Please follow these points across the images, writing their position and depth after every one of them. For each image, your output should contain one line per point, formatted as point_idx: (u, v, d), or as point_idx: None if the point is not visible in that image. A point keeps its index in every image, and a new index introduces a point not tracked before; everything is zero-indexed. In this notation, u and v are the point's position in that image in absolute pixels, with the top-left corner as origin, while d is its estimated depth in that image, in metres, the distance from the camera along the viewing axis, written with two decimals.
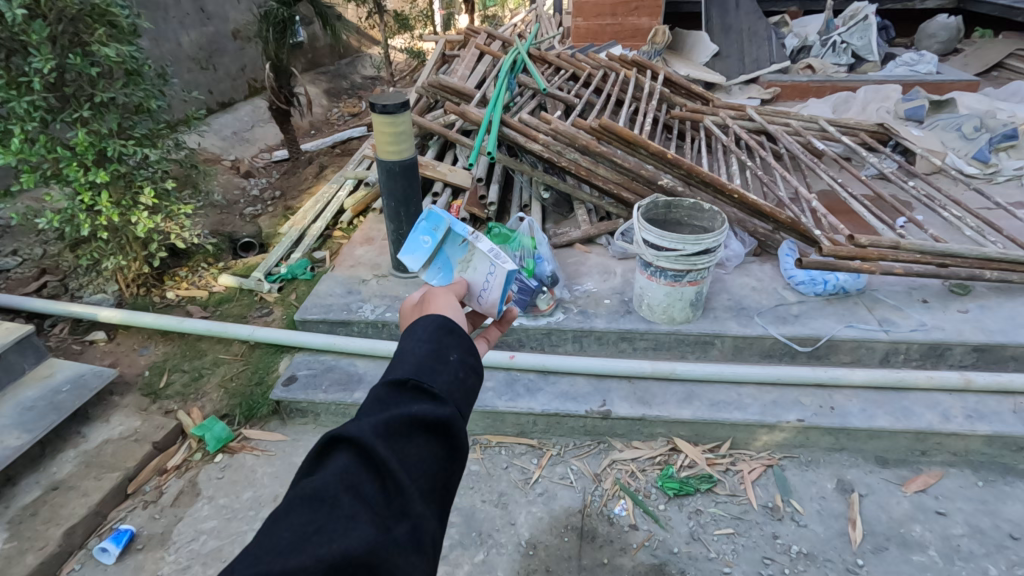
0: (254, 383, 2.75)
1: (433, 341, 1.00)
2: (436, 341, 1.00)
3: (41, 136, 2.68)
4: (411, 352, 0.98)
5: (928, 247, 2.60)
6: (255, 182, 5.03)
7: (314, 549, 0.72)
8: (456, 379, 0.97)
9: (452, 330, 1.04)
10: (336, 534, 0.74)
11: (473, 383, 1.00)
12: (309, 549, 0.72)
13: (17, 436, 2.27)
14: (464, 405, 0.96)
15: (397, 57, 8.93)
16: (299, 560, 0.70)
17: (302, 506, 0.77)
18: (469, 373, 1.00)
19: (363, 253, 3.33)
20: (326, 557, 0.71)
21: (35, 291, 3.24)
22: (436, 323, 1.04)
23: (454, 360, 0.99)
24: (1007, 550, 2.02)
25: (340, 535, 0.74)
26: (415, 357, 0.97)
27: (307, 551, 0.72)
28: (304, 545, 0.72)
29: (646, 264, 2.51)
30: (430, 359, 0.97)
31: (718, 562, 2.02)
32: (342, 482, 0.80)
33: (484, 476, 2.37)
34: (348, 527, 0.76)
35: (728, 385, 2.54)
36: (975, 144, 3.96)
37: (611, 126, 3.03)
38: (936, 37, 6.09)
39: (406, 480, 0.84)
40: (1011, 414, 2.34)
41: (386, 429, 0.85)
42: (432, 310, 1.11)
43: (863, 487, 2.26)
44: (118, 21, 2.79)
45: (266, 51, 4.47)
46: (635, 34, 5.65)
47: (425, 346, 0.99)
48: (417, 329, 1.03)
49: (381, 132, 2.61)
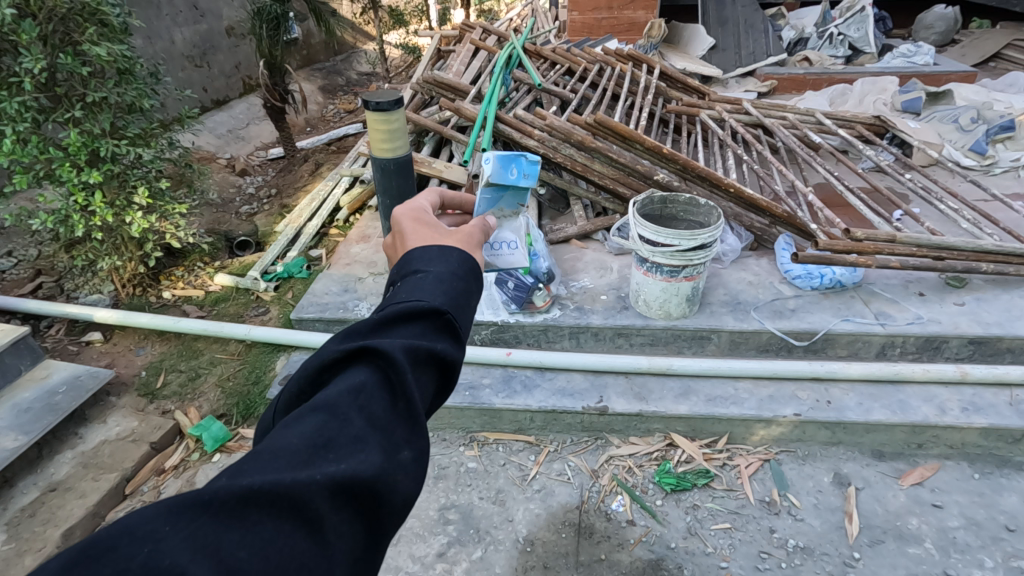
0: (252, 381, 2.75)
1: (467, 274, 0.97)
2: (470, 274, 0.97)
3: (33, 136, 2.66)
4: (443, 280, 0.92)
5: (924, 239, 2.59)
6: (251, 180, 5.02)
7: (322, 466, 0.67)
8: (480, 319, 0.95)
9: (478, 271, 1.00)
10: (343, 455, 0.69)
11: None
12: (316, 465, 0.67)
13: (13, 438, 2.26)
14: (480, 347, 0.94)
15: (391, 52, 8.88)
16: (309, 472, 0.65)
17: (314, 417, 0.72)
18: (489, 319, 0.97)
19: (360, 251, 3.33)
20: (337, 474, 0.66)
21: (30, 291, 3.24)
22: (468, 262, 0.99)
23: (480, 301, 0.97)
24: (1003, 542, 2.03)
25: (348, 455, 0.69)
26: (444, 281, 0.92)
27: (313, 467, 0.67)
28: (311, 461, 0.67)
29: (642, 260, 2.50)
30: (459, 289, 0.92)
31: (715, 556, 2.03)
32: (354, 402, 0.75)
33: (481, 473, 2.37)
34: (357, 447, 0.70)
35: (725, 380, 2.54)
36: (972, 135, 3.95)
37: (605, 122, 3.01)
38: (933, 28, 6.05)
39: (419, 406, 0.78)
40: (1007, 406, 2.34)
41: (410, 352, 0.80)
42: (450, 242, 1.03)
43: (860, 481, 2.27)
44: (109, 19, 2.78)
45: (260, 49, 4.42)
46: (631, 28, 5.63)
47: (461, 275, 0.96)
48: (445, 258, 0.97)
49: (375, 129, 2.57)
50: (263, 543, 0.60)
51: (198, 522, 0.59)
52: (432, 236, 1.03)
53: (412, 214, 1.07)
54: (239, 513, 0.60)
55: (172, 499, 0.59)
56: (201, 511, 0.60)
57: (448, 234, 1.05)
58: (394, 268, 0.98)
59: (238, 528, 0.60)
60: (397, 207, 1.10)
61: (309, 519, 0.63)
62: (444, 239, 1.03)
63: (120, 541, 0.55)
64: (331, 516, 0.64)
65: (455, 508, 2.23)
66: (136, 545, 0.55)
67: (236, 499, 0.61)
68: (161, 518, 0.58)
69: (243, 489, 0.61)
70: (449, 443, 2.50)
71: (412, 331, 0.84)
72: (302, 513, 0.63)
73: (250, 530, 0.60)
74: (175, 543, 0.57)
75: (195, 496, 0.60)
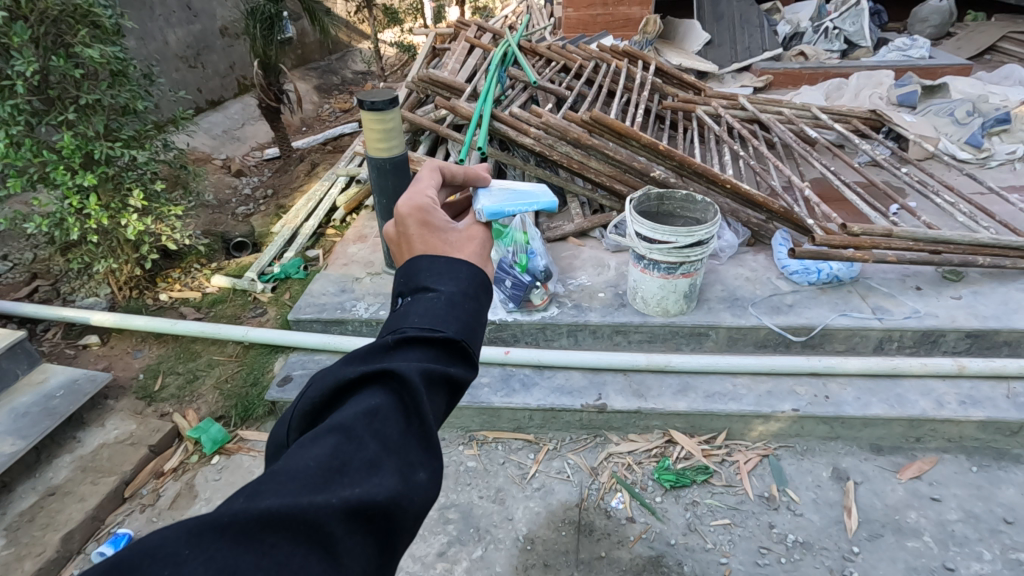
0: (250, 383, 2.75)
1: (477, 294, 0.93)
2: (479, 293, 0.93)
3: (26, 139, 2.63)
4: (454, 303, 0.88)
5: (920, 234, 2.59)
6: (246, 181, 5.00)
7: (338, 489, 0.66)
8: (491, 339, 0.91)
9: (489, 286, 0.96)
10: (357, 478, 0.68)
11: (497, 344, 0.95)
12: (332, 487, 0.66)
13: (11, 443, 2.25)
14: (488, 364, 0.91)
15: (386, 50, 8.83)
16: (325, 495, 0.65)
17: (328, 439, 0.71)
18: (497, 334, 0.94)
19: (357, 250, 3.32)
20: (352, 497, 0.65)
21: (26, 296, 3.23)
22: (478, 275, 0.96)
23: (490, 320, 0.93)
24: (1001, 534, 2.03)
25: (363, 479, 0.68)
26: (456, 301, 0.89)
27: (329, 490, 0.66)
28: (327, 484, 0.66)
29: (640, 257, 2.50)
30: (472, 308, 0.89)
31: (714, 553, 2.03)
32: (367, 425, 0.73)
33: (481, 471, 2.38)
34: (371, 471, 0.69)
35: (723, 376, 2.54)
36: (968, 128, 3.95)
37: (601, 119, 3.00)
38: (929, 21, 6.04)
39: (433, 428, 0.77)
40: (1004, 399, 2.34)
41: (424, 376, 0.79)
42: (458, 253, 0.99)
43: (858, 475, 2.27)
44: (102, 21, 2.76)
45: (254, 49, 4.39)
46: (627, 24, 5.62)
47: (471, 296, 0.91)
48: (453, 278, 0.93)
49: (370, 129, 2.57)
50: (278, 565, 0.59)
51: (218, 545, 0.59)
52: (434, 246, 1.00)
53: (416, 215, 1.02)
54: (257, 536, 0.60)
55: (192, 521, 0.60)
56: (220, 533, 0.60)
57: (454, 241, 1.01)
58: (401, 280, 0.95)
59: (255, 551, 0.59)
60: (401, 201, 1.05)
61: (323, 542, 0.62)
62: (452, 251, 0.99)
63: (142, 562, 0.56)
64: (344, 539, 0.63)
65: (454, 507, 2.23)
66: (157, 567, 0.57)
67: (255, 522, 0.60)
68: (181, 540, 0.59)
69: (262, 511, 0.61)
70: (449, 443, 2.50)
71: (425, 354, 0.82)
72: (316, 537, 0.62)
73: (267, 552, 0.59)
74: (194, 566, 0.57)
75: (215, 518, 0.61)
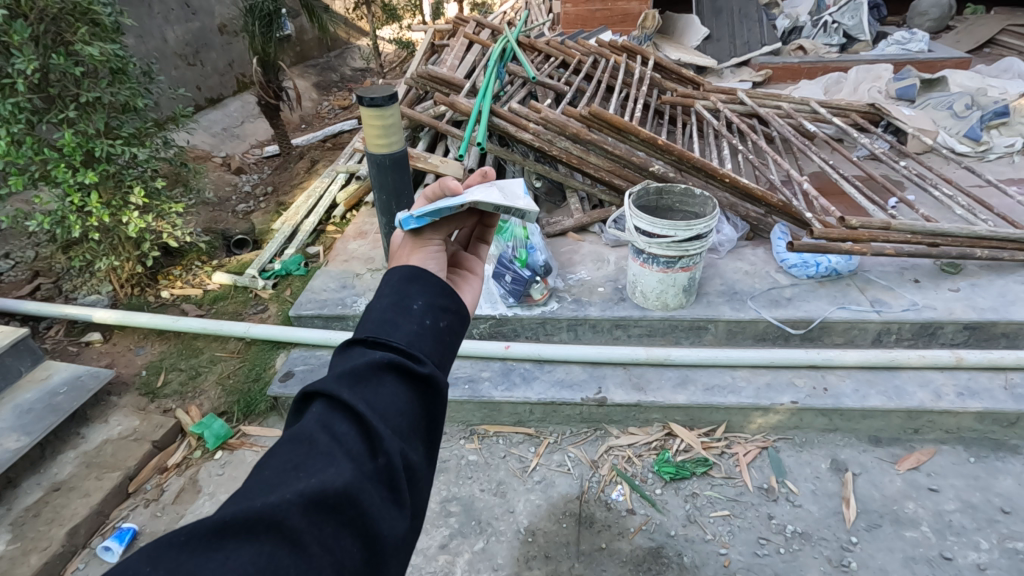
0: (252, 379, 2.76)
1: (396, 292, 0.93)
2: (397, 291, 0.93)
3: (28, 137, 2.64)
4: (373, 309, 0.91)
5: (918, 227, 2.61)
6: (246, 178, 5.01)
7: (293, 486, 0.67)
8: (423, 326, 0.90)
9: (418, 275, 0.97)
10: (313, 471, 0.69)
11: (442, 328, 0.93)
12: (289, 485, 0.67)
13: (16, 439, 2.27)
14: (437, 346, 0.90)
15: (385, 47, 8.82)
16: (279, 493, 0.66)
17: (281, 447, 0.72)
18: (436, 319, 0.92)
19: (357, 247, 3.33)
20: (308, 489, 0.66)
21: (28, 293, 3.25)
22: (397, 274, 0.97)
23: (419, 308, 0.92)
24: (998, 524, 2.05)
25: (319, 471, 0.69)
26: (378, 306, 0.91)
27: (285, 488, 0.67)
28: (283, 483, 0.68)
29: (639, 251, 2.51)
30: (397, 305, 0.91)
31: (714, 543, 2.05)
32: (317, 425, 0.74)
33: (482, 465, 2.39)
34: (326, 464, 0.70)
35: (722, 369, 2.56)
36: (967, 121, 3.95)
37: (600, 114, 2.99)
38: (928, 14, 6.04)
39: (381, 415, 0.77)
40: (1002, 391, 2.36)
41: (353, 371, 0.79)
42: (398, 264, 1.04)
43: (857, 466, 2.29)
44: (101, 19, 2.76)
45: (253, 45, 4.37)
46: (625, 19, 5.64)
47: (387, 298, 0.92)
48: (378, 288, 0.95)
49: (370, 124, 2.58)
50: (244, 565, 0.60)
51: (180, 560, 0.60)
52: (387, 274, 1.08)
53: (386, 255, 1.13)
54: (217, 544, 0.61)
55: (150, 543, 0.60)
56: (180, 550, 0.61)
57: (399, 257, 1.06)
58: None
59: (217, 558, 0.60)
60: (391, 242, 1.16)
61: (289, 536, 0.64)
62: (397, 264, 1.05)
63: None
64: (309, 530, 0.65)
65: (456, 501, 2.25)
66: None
67: (211, 532, 0.62)
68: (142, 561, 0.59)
69: (215, 521, 0.62)
70: (450, 437, 2.51)
71: (359, 353, 0.84)
72: (280, 532, 0.63)
73: (230, 557, 0.61)
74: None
75: (171, 538, 0.61)
